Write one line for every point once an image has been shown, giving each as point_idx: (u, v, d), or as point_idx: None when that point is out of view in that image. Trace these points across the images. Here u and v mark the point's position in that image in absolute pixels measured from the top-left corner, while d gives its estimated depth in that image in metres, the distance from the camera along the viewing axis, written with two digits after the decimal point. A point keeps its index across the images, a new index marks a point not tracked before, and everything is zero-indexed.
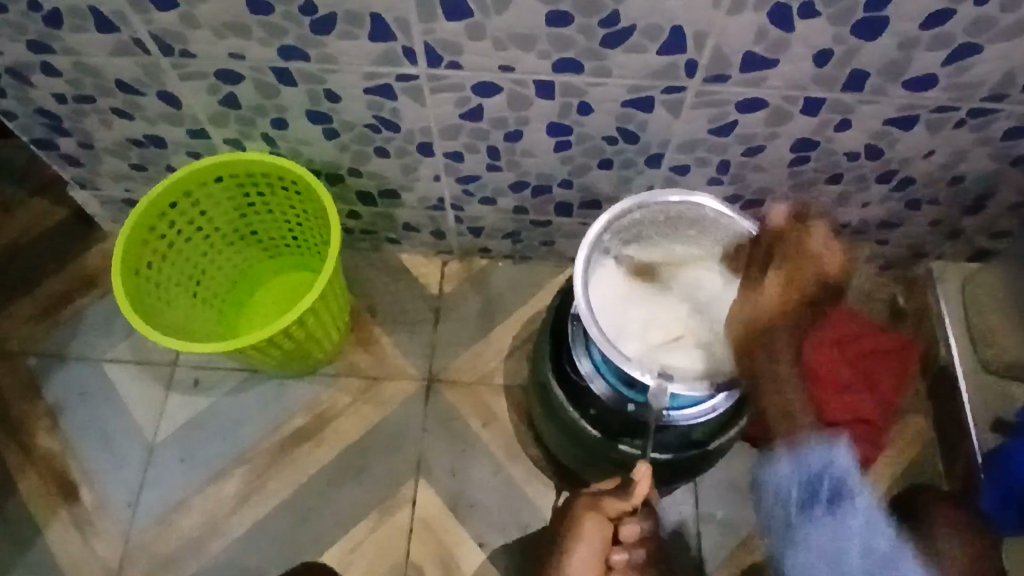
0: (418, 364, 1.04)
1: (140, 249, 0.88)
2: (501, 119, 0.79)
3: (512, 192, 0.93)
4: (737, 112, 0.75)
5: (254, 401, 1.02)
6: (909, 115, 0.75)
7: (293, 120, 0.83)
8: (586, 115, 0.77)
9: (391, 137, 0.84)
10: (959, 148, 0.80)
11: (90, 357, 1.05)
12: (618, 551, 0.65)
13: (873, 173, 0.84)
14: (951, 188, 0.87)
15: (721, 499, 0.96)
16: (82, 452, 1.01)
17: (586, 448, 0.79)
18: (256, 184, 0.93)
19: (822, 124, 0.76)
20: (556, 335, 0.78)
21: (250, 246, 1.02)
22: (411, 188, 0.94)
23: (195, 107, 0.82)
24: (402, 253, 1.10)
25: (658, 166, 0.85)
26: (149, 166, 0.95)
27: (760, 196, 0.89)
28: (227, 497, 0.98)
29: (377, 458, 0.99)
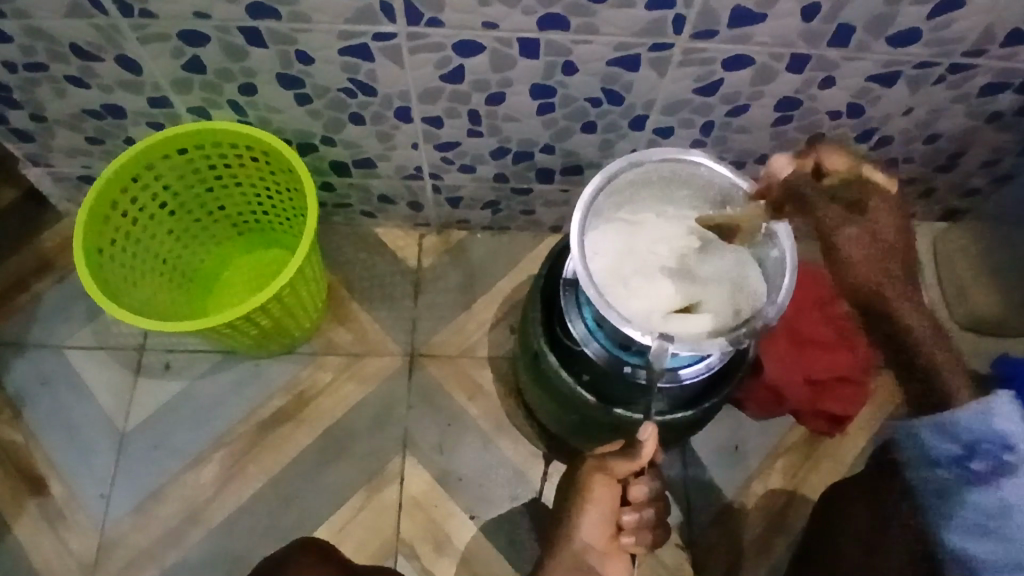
0: (400, 339, 1.02)
1: (102, 227, 0.83)
2: (483, 81, 0.77)
3: (492, 159, 0.91)
4: (723, 70, 0.74)
5: (229, 383, 0.99)
6: (891, 71, 0.75)
7: (263, 85, 0.79)
8: (570, 75, 0.75)
9: (368, 102, 0.81)
10: (937, 106, 0.81)
11: (51, 344, 1.00)
12: (629, 511, 0.64)
13: (852, 132, 0.85)
14: (927, 146, 0.88)
15: (708, 462, 0.97)
16: (48, 444, 0.96)
17: (581, 414, 0.79)
18: (222, 155, 0.88)
19: (806, 83, 0.76)
20: (547, 302, 0.78)
21: (218, 223, 0.98)
22: (388, 157, 0.91)
23: (157, 73, 0.77)
24: (378, 226, 1.07)
25: (641, 129, 0.84)
26: (106, 139, 0.90)
27: (741, 157, 0.89)
28: (206, 483, 0.94)
29: (361, 436, 0.97)
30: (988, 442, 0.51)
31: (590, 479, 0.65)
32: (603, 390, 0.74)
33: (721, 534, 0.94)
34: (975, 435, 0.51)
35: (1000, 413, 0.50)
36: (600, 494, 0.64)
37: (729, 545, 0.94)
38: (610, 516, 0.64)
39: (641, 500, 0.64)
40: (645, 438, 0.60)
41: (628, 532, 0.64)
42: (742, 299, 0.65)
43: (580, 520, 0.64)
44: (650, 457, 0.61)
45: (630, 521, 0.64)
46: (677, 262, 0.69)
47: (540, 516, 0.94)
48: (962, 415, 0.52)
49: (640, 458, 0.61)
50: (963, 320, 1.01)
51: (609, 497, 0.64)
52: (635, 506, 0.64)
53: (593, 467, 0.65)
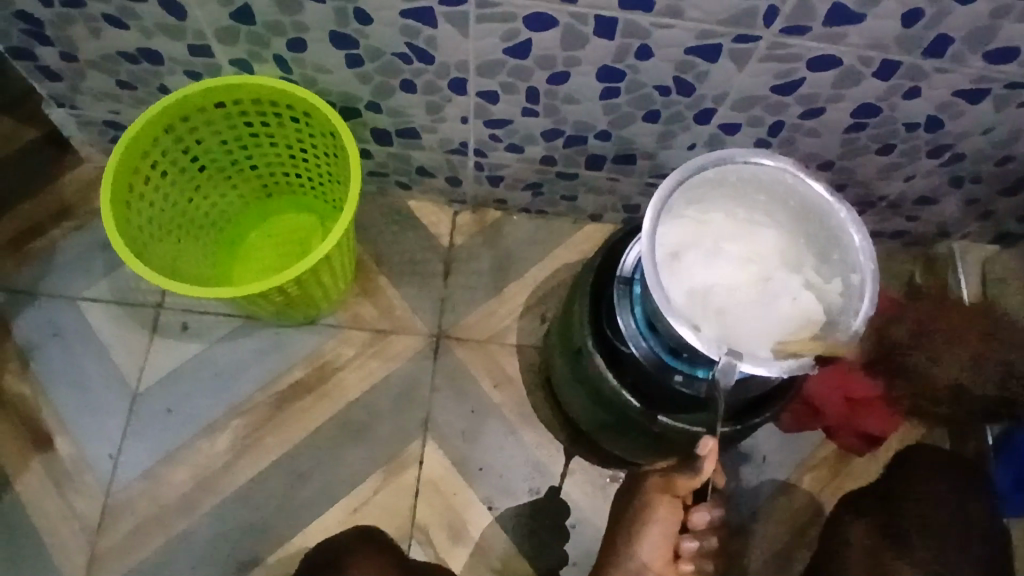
0: (428, 319, 0.98)
1: (130, 178, 0.78)
2: (549, 59, 0.72)
3: (544, 140, 0.87)
4: (806, 70, 0.70)
5: (249, 350, 0.95)
6: (982, 87, 0.71)
7: (314, 42, 0.74)
8: (643, 60, 0.71)
9: (422, 70, 0.76)
10: (1018, 127, 0.77)
11: (66, 294, 0.96)
12: (688, 538, 0.62)
13: (925, 146, 0.81)
14: (997, 167, 0.85)
15: (734, 471, 0.95)
16: (57, 399, 0.92)
17: (619, 417, 0.75)
18: (261, 113, 0.83)
19: (890, 90, 0.72)
20: (596, 297, 0.74)
21: (248, 182, 0.93)
22: (433, 129, 0.87)
23: (202, 20, 0.72)
24: (412, 199, 1.03)
25: (706, 122, 0.80)
26: (139, 85, 0.85)
27: (805, 161, 0.85)
28: (219, 452, 0.91)
29: (382, 417, 0.94)
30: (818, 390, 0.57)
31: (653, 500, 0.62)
32: (647, 394, 0.71)
33: (741, 546, 0.92)
34: None
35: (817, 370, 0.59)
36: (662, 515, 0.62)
37: (749, 557, 0.92)
38: (669, 537, 0.62)
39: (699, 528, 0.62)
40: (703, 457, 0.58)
41: (685, 558, 0.63)
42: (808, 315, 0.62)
43: (642, 537, 0.63)
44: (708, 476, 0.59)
45: (689, 549, 0.62)
46: (738, 268, 0.65)
47: (558, 511, 0.92)
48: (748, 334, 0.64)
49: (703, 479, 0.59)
50: None
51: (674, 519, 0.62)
52: (695, 533, 0.62)
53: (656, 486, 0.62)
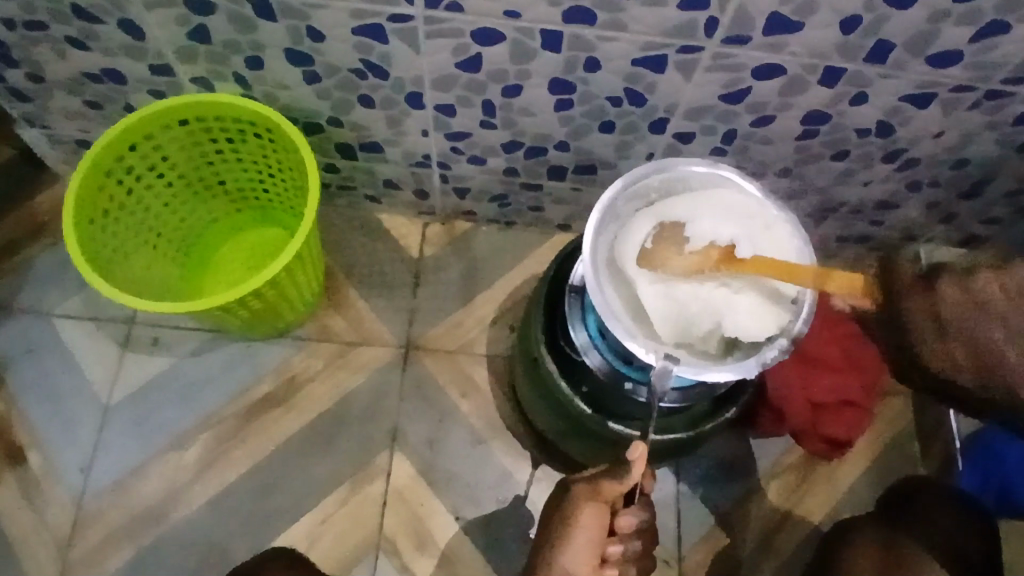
0: (396, 330, 0.99)
1: (94, 196, 0.80)
2: (501, 72, 0.73)
3: (504, 152, 0.88)
4: (752, 79, 0.71)
5: (218, 363, 0.96)
6: (927, 93, 0.72)
7: (271, 60, 0.75)
8: (592, 72, 0.72)
9: (378, 85, 0.77)
10: (968, 132, 0.78)
11: (38, 310, 0.97)
12: (614, 542, 0.62)
13: (879, 152, 0.82)
14: (953, 171, 0.86)
15: (702, 477, 0.95)
16: (28, 414, 0.93)
17: (576, 424, 0.77)
18: (224, 130, 0.85)
19: (837, 98, 0.73)
20: (551, 306, 0.75)
21: (216, 198, 0.94)
22: (396, 142, 0.88)
23: (161, 40, 0.74)
24: (382, 212, 1.04)
25: (661, 132, 0.81)
26: (105, 105, 0.87)
27: (762, 169, 0.86)
28: (188, 465, 0.92)
29: (350, 428, 0.95)
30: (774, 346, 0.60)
31: (579, 506, 0.60)
32: (600, 402, 0.73)
33: (709, 553, 0.93)
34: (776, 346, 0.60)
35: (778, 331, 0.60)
36: (590, 521, 0.60)
37: (717, 563, 0.92)
38: (597, 545, 0.60)
39: (626, 530, 0.62)
40: (635, 458, 0.60)
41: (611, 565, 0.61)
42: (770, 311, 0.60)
43: (567, 546, 0.60)
44: (638, 478, 0.60)
45: (614, 554, 0.61)
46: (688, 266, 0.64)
47: (524, 520, 0.92)
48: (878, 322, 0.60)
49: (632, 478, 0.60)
50: None
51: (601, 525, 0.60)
52: (620, 536, 0.62)
53: (581, 491, 0.61)
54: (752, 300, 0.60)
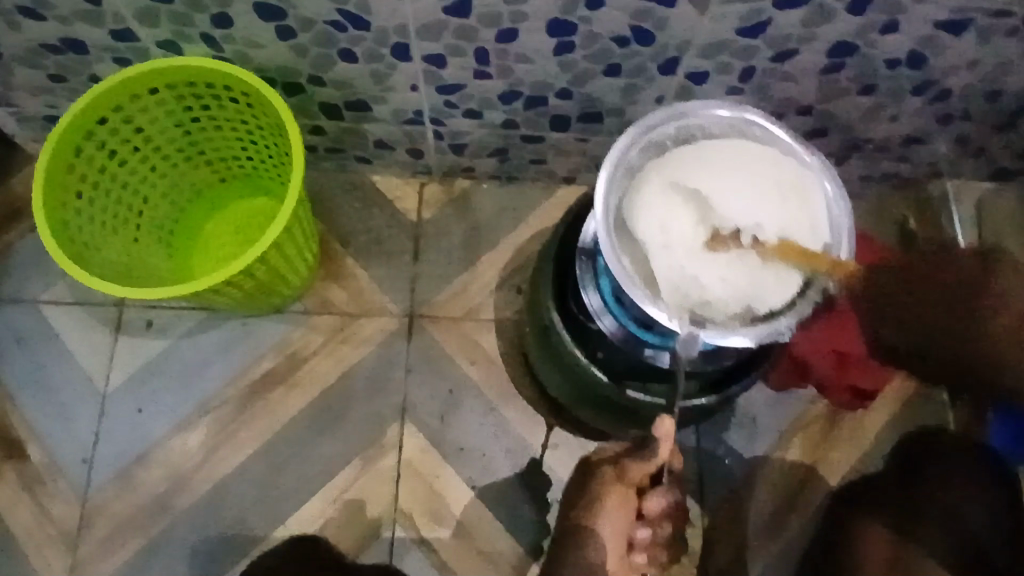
0: (398, 299, 0.94)
1: (64, 176, 0.74)
2: (493, 17, 0.66)
3: (501, 104, 0.81)
4: (773, 9, 0.64)
5: (215, 343, 0.92)
6: (968, 15, 0.65)
7: (240, 16, 0.68)
8: (595, 10, 0.65)
9: (360, 38, 0.70)
10: (1010, 56, 0.71)
11: (24, 298, 0.93)
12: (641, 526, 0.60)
13: (911, 83, 0.75)
14: (990, 100, 0.79)
15: (724, 435, 0.92)
16: (26, 407, 0.90)
17: (593, 393, 0.73)
18: (198, 95, 0.78)
19: (867, 26, 0.66)
20: (561, 270, 0.70)
21: (197, 170, 0.88)
22: (384, 99, 0.81)
23: (117, 1, 0.67)
24: (375, 175, 0.98)
25: (671, 74, 0.74)
26: (68, 76, 0.80)
27: (782, 108, 0.79)
28: (193, 450, 0.90)
29: (356, 403, 0.91)
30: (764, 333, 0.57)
31: (604, 490, 0.59)
32: (617, 369, 0.69)
33: (733, 511, 0.90)
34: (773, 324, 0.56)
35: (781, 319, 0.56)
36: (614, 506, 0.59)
37: (741, 521, 0.90)
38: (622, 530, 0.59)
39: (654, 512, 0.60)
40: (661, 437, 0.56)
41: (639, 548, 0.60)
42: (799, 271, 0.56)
43: (594, 531, 0.59)
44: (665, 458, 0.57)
45: (643, 537, 0.59)
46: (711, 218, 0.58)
47: (542, 487, 0.90)
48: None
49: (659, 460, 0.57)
50: None
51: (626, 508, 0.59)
52: (649, 520, 0.60)
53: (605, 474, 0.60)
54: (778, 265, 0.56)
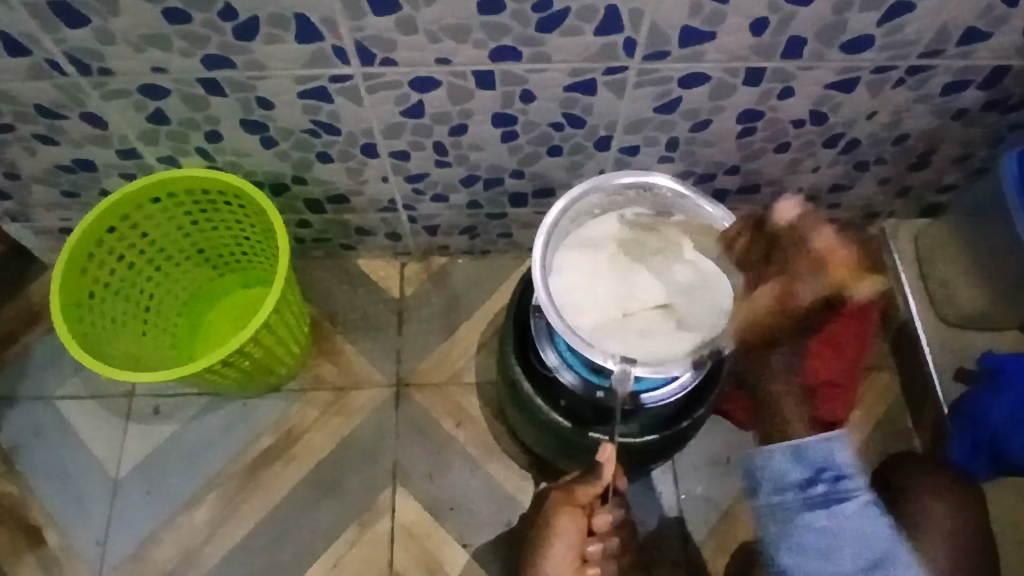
0: (385, 370, 1.02)
1: (79, 279, 0.84)
2: (443, 115, 0.77)
3: (463, 186, 0.91)
4: (681, 88, 0.74)
5: (217, 424, 0.99)
6: (849, 78, 0.75)
7: (228, 131, 0.80)
8: (528, 102, 0.76)
9: (332, 141, 0.81)
10: (901, 107, 0.81)
11: (43, 395, 1.01)
12: (593, 542, 0.73)
13: (819, 139, 0.85)
14: (896, 147, 0.88)
15: (702, 476, 0.96)
16: (42, 497, 0.96)
17: (561, 440, 0.79)
18: (196, 201, 0.89)
19: (765, 95, 0.76)
20: (521, 329, 0.78)
21: (197, 267, 0.98)
22: (360, 191, 0.92)
23: (123, 127, 0.79)
24: (360, 258, 1.07)
25: (607, 149, 0.84)
26: (82, 193, 0.91)
27: (711, 169, 0.89)
28: (198, 527, 0.95)
29: (351, 470, 0.97)
30: (830, 470, 0.67)
31: (557, 510, 0.72)
32: (579, 415, 0.75)
33: (716, 548, 0.94)
34: (823, 462, 0.67)
35: (837, 447, 0.67)
36: (568, 525, 0.72)
37: (726, 558, 0.93)
38: (576, 546, 0.72)
39: (605, 529, 0.72)
40: (604, 460, 0.69)
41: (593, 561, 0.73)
42: (708, 299, 0.69)
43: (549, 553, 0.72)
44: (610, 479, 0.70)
45: (595, 552, 0.73)
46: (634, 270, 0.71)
47: None
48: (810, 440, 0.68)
49: (603, 485, 0.70)
50: (948, 316, 0.98)
51: (576, 529, 0.72)
52: (598, 536, 0.73)
53: (560, 498, 0.73)
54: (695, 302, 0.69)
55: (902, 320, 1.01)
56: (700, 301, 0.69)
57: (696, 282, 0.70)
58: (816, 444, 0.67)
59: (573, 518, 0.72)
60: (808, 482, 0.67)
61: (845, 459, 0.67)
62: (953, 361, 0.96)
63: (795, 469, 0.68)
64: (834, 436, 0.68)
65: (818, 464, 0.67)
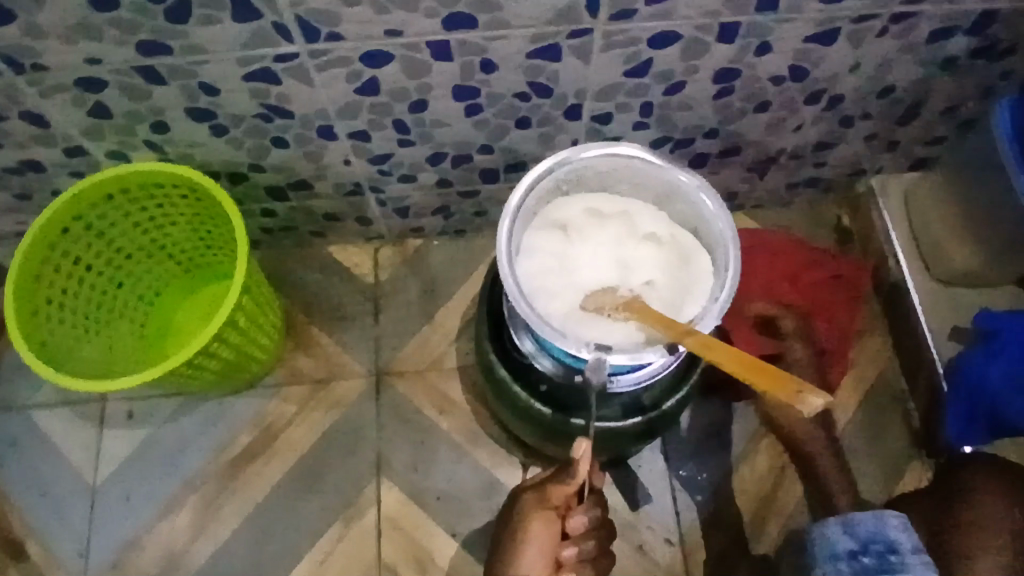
0: (364, 360, 0.99)
1: (33, 286, 0.80)
2: (401, 91, 0.73)
3: (431, 165, 0.87)
4: (651, 49, 0.70)
5: (193, 425, 0.96)
6: (830, 29, 0.70)
7: (175, 121, 0.75)
8: (490, 73, 0.71)
9: (287, 125, 0.77)
10: (886, 58, 0.76)
11: (13, 406, 0.98)
12: (568, 546, 0.70)
13: (801, 96, 0.80)
14: (883, 100, 0.84)
15: (694, 451, 0.94)
16: (19, 510, 0.94)
17: (542, 427, 0.77)
18: (151, 197, 0.85)
19: (740, 52, 0.72)
20: (495, 313, 0.75)
21: (161, 265, 0.94)
22: (323, 176, 0.87)
23: (65, 123, 0.75)
24: (331, 246, 1.03)
25: (578, 118, 0.80)
26: (33, 195, 0.87)
27: (689, 134, 0.85)
28: (180, 532, 0.92)
29: (334, 465, 0.94)
30: (881, 545, 0.67)
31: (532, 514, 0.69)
32: (558, 401, 0.73)
33: (709, 524, 0.92)
34: (873, 535, 0.68)
35: (891, 525, 0.68)
36: (541, 530, 0.69)
37: (721, 533, 0.91)
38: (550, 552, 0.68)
39: (579, 532, 0.70)
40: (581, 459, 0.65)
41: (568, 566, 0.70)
42: (688, 277, 0.65)
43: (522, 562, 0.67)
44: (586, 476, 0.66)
45: (569, 557, 0.70)
46: (608, 247, 0.68)
47: None
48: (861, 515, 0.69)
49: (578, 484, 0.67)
50: (940, 276, 0.94)
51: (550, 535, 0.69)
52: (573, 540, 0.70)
53: (533, 501, 0.70)
54: (671, 279, 0.66)
55: (894, 280, 0.97)
56: (678, 279, 0.66)
57: (674, 257, 0.67)
58: (867, 518, 0.69)
59: (547, 522, 0.69)
60: (855, 555, 0.67)
61: (901, 536, 0.68)
62: (947, 320, 0.93)
63: (846, 542, 0.68)
64: (885, 513, 0.69)
65: (866, 538, 0.68)
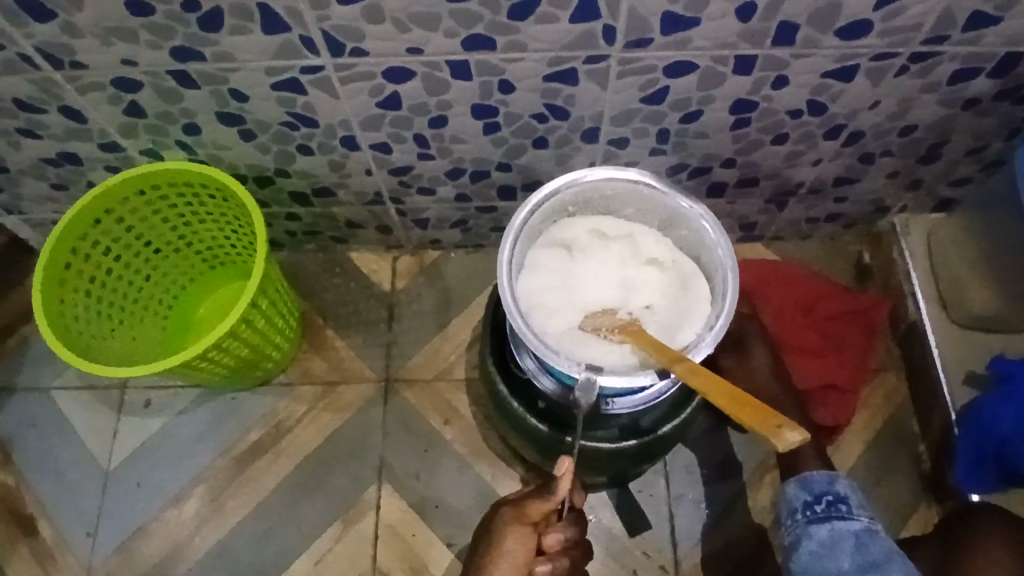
0: (375, 366, 1.01)
1: (63, 273, 0.84)
2: (422, 106, 0.75)
3: (449, 179, 0.89)
4: (667, 77, 0.71)
5: (205, 417, 0.99)
6: (847, 65, 0.70)
7: (205, 124, 0.79)
8: (508, 93, 0.73)
9: (311, 133, 0.80)
10: (906, 96, 0.76)
11: (39, 386, 1.02)
12: (542, 561, 0.72)
13: (819, 130, 0.80)
14: (904, 138, 0.83)
15: (695, 478, 0.94)
16: (36, 486, 0.98)
17: (539, 442, 0.78)
18: (180, 194, 0.88)
19: (757, 84, 0.72)
20: (499, 328, 0.77)
21: (186, 260, 0.98)
22: (345, 185, 0.90)
23: (102, 120, 0.79)
24: (352, 252, 1.06)
25: (595, 141, 0.81)
26: (70, 186, 0.91)
27: (706, 162, 0.85)
28: (185, 521, 0.95)
29: (338, 467, 0.96)
30: (831, 495, 0.72)
31: (508, 530, 0.70)
32: (555, 418, 0.74)
33: (706, 553, 0.91)
34: (824, 489, 0.72)
35: (838, 481, 0.73)
36: (517, 546, 0.70)
37: (717, 563, 0.90)
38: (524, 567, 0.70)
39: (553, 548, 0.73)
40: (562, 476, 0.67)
41: None
42: (687, 303, 0.66)
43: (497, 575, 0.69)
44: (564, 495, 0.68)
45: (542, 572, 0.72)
46: (611, 269, 0.69)
47: None
48: (814, 472, 0.74)
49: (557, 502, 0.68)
50: (959, 317, 0.92)
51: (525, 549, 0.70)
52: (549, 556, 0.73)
53: (511, 517, 0.70)
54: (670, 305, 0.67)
55: (912, 320, 0.96)
56: (677, 304, 0.67)
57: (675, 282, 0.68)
58: (818, 475, 0.74)
59: (524, 537, 0.70)
60: (808, 503, 0.72)
61: (849, 491, 0.72)
62: (964, 364, 0.91)
63: (800, 493, 0.73)
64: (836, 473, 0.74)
65: (819, 490, 0.72)
